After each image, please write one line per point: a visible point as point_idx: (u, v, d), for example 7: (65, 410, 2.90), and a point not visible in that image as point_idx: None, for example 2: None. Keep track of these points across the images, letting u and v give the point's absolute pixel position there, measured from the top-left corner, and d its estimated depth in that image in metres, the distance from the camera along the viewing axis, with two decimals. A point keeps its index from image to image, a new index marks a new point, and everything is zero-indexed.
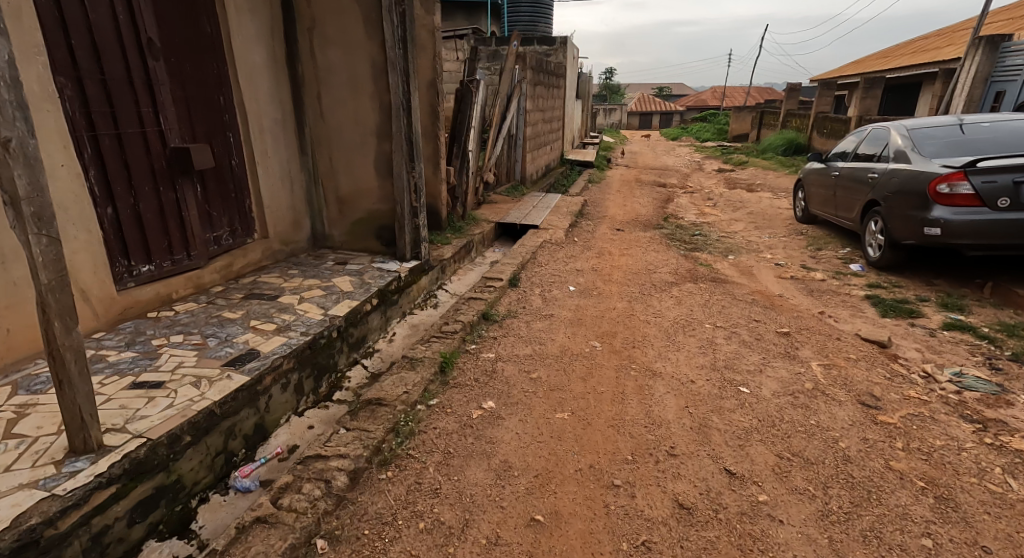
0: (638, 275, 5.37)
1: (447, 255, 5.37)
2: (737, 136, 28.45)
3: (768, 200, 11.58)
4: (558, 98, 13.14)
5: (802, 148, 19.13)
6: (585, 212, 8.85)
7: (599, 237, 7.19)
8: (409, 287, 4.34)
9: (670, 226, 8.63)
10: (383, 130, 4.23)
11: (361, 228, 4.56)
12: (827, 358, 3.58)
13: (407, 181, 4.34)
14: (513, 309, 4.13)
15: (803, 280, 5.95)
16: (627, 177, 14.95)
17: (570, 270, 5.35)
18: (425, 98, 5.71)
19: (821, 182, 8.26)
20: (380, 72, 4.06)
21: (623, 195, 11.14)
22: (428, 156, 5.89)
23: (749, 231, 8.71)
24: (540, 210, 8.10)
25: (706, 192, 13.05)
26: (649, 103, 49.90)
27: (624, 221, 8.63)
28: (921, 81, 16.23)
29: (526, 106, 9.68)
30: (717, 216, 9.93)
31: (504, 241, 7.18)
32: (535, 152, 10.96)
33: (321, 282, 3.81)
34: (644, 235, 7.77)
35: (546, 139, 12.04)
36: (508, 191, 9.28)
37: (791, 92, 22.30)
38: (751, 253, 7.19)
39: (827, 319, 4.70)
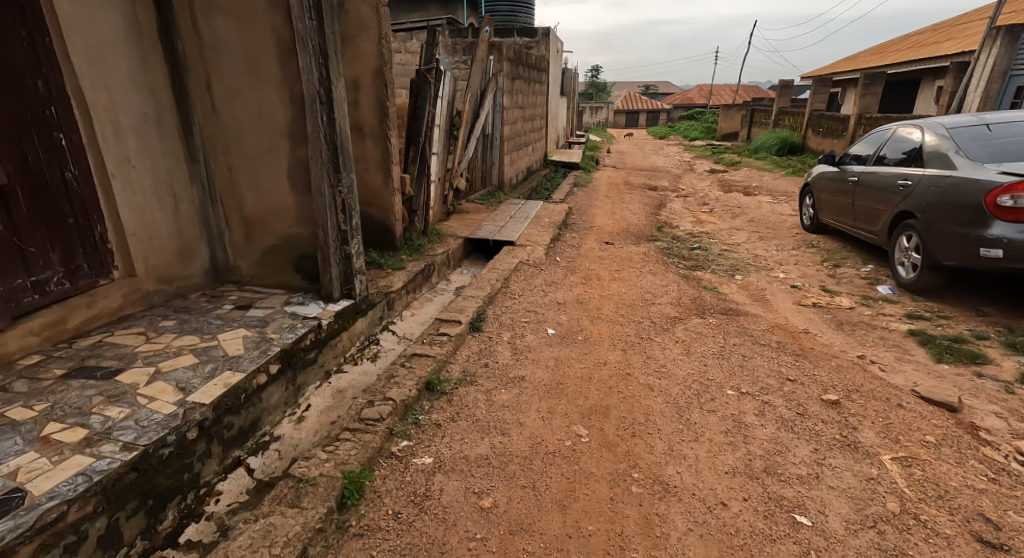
0: (634, 308, 4.38)
1: (396, 285, 4.33)
2: (727, 136, 27.69)
3: (768, 206, 10.68)
4: (540, 95, 12.17)
5: (797, 148, 18.34)
6: (569, 223, 7.85)
7: (586, 254, 6.20)
8: (334, 337, 3.30)
9: (666, 238, 7.66)
10: (296, 129, 3.18)
11: (276, 258, 3.50)
12: (900, 445, 2.60)
13: (332, 198, 3.29)
14: (472, 369, 3.12)
15: (828, 309, 5.00)
16: (615, 180, 14.00)
17: (550, 303, 4.34)
18: (370, 90, 4.65)
19: (834, 189, 7.33)
20: (286, 52, 3.02)
21: (612, 201, 10.18)
22: (377, 161, 4.84)
23: (753, 243, 7.77)
24: (518, 221, 7.08)
25: (700, 196, 12.13)
26: (636, 102, 49.16)
27: (614, 233, 7.65)
28: (921, 78, 15.49)
29: (503, 103, 8.67)
30: (716, 224, 8.99)
31: (473, 260, 6.15)
32: (515, 154, 9.96)
33: (198, 342, 2.72)
34: (637, 250, 6.79)
35: (527, 140, 11.05)
36: (483, 198, 8.27)
37: (784, 89, 21.53)
38: (760, 271, 6.23)
39: (871, 366, 3.75)
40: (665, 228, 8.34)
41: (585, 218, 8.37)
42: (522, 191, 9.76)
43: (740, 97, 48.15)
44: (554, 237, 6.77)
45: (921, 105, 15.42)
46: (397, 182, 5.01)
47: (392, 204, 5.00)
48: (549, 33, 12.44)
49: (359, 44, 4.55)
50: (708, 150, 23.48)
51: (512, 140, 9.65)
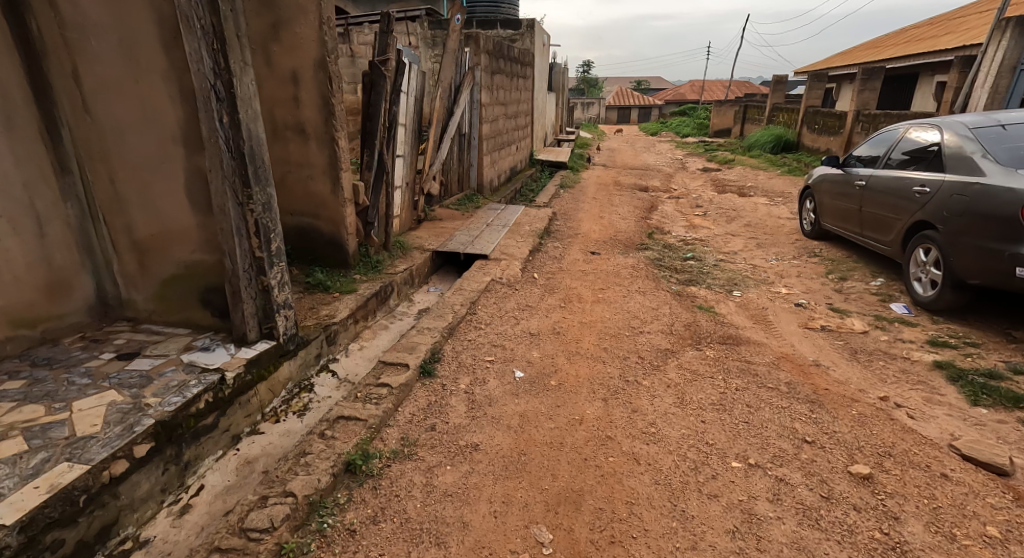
0: (618, 340, 3.78)
1: (340, 316, 3.69)
2: (720, 132, 27.17)
3: (765, 208, 10.13)
4: (525, 90, 11.57)
5: (792, 145, 17.81)
6: (552, 230, 7.23)
7: (567, 268, 5.59)
8: (246, 392, 2.66)
9: (656, 246, 7.07)
10: (188, 132, 2.54)
11: (178, 290, 2.86)
12: (956, 547, 2.00)
13: (241, 219, 2.66)
14: (412, 436, 2.49)
15: (838, 333, 4.43)
16: (605, 180, 13.42)
17: (520, 335, 3.73)
18: (313, 84, 4.00)
19: (836, 194, 6.79)
20: (171, 35, 2.38)
21: (599, 204, 9.58)
22: (322, 167, 4.21)
23: (751, 252, 7.20)
24: (494, 230, 6.45)
25: (693, 197, 11.57)
26: (628, 98, 48.58)
27: (601, 241, 7.05)
28: (918, 73, 15.00)
29: (482, 100, 8.04)
30: (710, 230, 8.42)
31: (442, 276, 5.52)
32: (496, 154, 9.34)
33: (42, 416, 2.12)
34: (624, 261, 6.20)
35: (511, 140, 10.43)
36: (459, 203, 7.66)
37: (778, 85, 20.99)
38: (759, 285, 5.68)
39: (897, 413, 3.16)
40: (656, 235, 7.75)
41: (571, 224, 7.75)
42: (504, 194, 9.15)
43: (733, 92, 47.73)
44: (534, 248, 6.15)
45: (919, 101, 14.93)
46: (347, 191, 4.37)
47: (342, 215, 4.37)
48: (534, 25, 11.82)
49: (297, 30, 3.89)
50: (701, 147, 22.94)
51: (492, 140, 9.04)
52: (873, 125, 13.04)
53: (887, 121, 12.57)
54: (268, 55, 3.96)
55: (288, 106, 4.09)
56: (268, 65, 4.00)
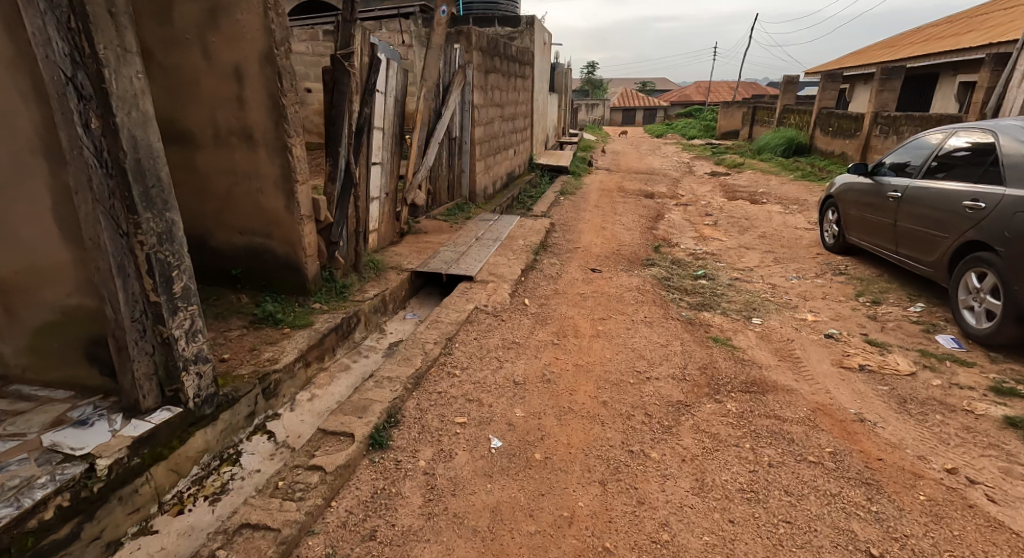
0: (621, 391, 3.15)
1: (286, 360, 3.05)
2: (728, 134, 26.51)
3: (779, 217, 9.48)
4: (524, 90, 10.97)
5: (804, 148, 17.16)
6: (549, 245, 6.60)
7: (564, 291, 4.96)
8: (131, 481, 2.02)
9: (664, 264, 6.44)
10: (48, 141, 1.93)
11: (56, 343, 2.24)
12: None
13: (125, 253, 2.03)
14: (342, 551, 1.90)
15: (880, 375, 3.78)
16: (610, 185, 12.81)
17: (503, 384, 3.11)
18: (259, 82, 3.37)
19: (865, 206, 6.14)
20: (13, 12, 1.79)
21: (603, 212, 8.96)
22: (275, 180, 3.60)
23: (768, 270, 6.55)
24: (484, 246, 5.82)
25: (702, 204, 10.94)
26: (634, 99, 47.93)
27: (603, 257, 6.42)
28: (939, 73, 14.33)
29: (474, 101, 7.43)
30: (722, 243, 7.78)
31: (422, 300, 4.89)
32: (491, 161, 8.73)
33: None
34: (629, 281, 5.57)
35: (507, 145, 9.82)
36: (447, 215, 7.05)
37: (789, 86, 20.31)
38: (781, 312, 5.05)
39: (973, 493, 2.52)
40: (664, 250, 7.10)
41: (570, 237, 7.12)
42: (500, 203, 8.53)
43: (740, 94, 47.06)
44: (527, 266, 5.52)
45: (939, 101, 14.31)
46: (305, 207, 3.74)
47: (299, 235, 3.74)
48: (534, 22, 11.19)
49: (238, 17, 3.25)
50: (708, 150, 22.29)
51: (487, 146, 8.44)
52: (893, 127, 12.38)
53: (907, 124, 11.92)
54: (205, 47, 3.32)
55: (231, 107, 3.45)
56: (206, 60, 3.36)
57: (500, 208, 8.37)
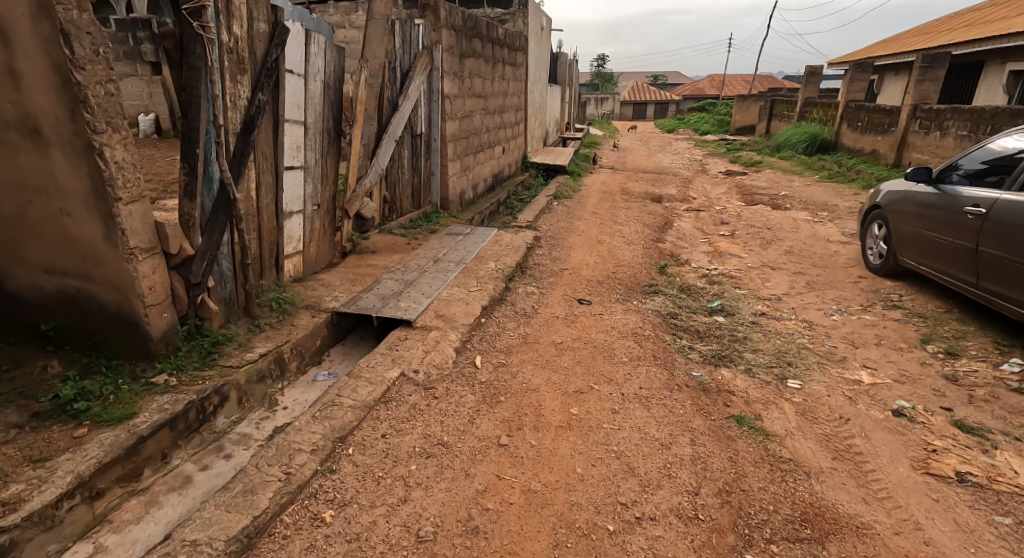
0: (593, 553, 1.95)
1: (34, 504, 1.86)
2: (743, 130, 25.14)
3: (806, 228, 8.34)
4: (516, 79, 9.79)
5: (828, 146, 15.88)
6: (528, 269, 5.42)
7: (536, 339, 3.80)
8: None
9: (671, 292, 5.24)
10: None
11: None
12: None
13: None
14: None
15: (989, 491, 2.55)
16: (613, 187, 11.62)
17: (402, 543, 1.91)
18: (35, 45, 2.17)
19: (929, 222, 5.01)
20: None
21: (602, 222, 7.79)
22: (84, 196, 2.42)
23: (800, 301, 5.32)
24: (441, 271, 4.62)
25: (717, 210, 9.73)
26: (644, 92, 46.48)
27: (596, 285, 5.24)
28: (986, 61, 13.61)
29: (445, 91, 6.22)
30: (740, 262, 6.56)
31: (346, 350, 3.69)
32: (470, 161, 7.53)
33: None
34: (627, 318, 4.42)
35: (491, 143, 8.63)
36: (408, 226, 5.87)
37: (811, 77, 18.94)
38: (822, 369, 3.83)
39: None
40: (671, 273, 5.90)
41: (558, 257, 5.95)
42: (479, 211, 7.35)
43: (754, 88, 45.61)
44: (494, 300, 4.32)
45: (983, 92, 13.66)
46: (136, 237, 2.53)
47: (129, 277, 2.54)
48: (528, 3, 9.95)
49: None
50: (720, 146, 21.00)
51: (465, 145, 7.24)
52: (937, 122, 11.40)
53: (953, 118, 10.91)
54: None
55: (3, 86, 2.27)
56: None
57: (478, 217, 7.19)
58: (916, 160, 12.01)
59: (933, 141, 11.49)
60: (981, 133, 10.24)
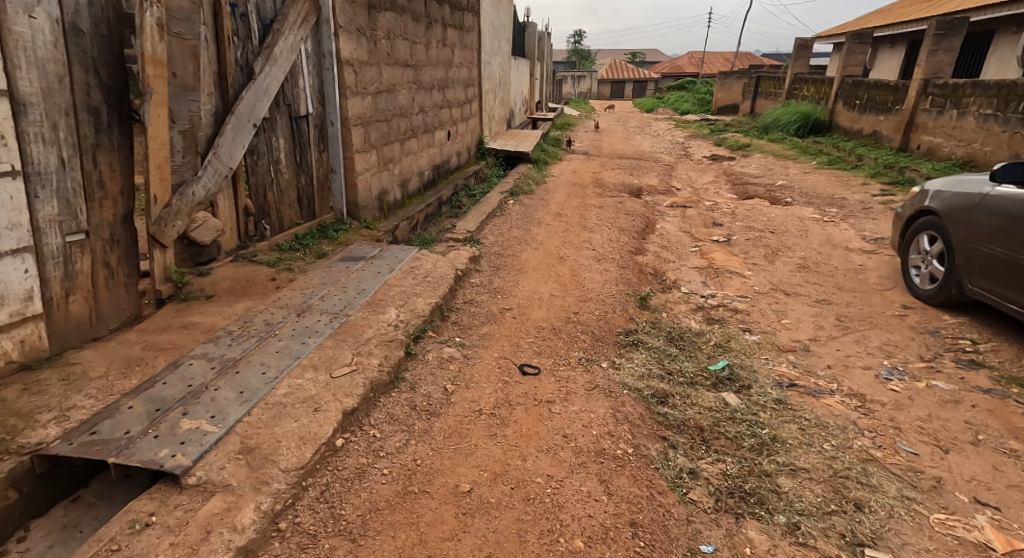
0: None
1: None
2: (725, 109, 23.74)
3: (816, 233, 6.95)
4: (463, 49, 8.08)
5: (821, 128, 14.53)
6: (453, 315, 3.78)
7: (426, 480, 2.17)
8: None
9: (656, 349, 3.73)
10: None
11: None
12: None
13: None
14: None
15: None
16: (586, 179, 10.06)
17: None
18: None
19: (1020, 242, 3.79)
20: None
21: (567, 233, 6.26)
22: None
23: (837, 355, 3.86)
24: (298, 336, 2.87)
25: (706, 210, 8.26)
26: (622, 70, 44.77)
27: (550, 339, 3.69)
28: (997, 30, 12.45)
29: (342, 55, 4.47)
30: (744, 287, 5.17)
31: (70, 520, 1.95)
32: (393, 152, 5.80)
33: None
34: (590, 408, 2.84)
35: (427, 129, 6.91)
36: (288, 247, 4.12)
37: (800, 50, 17.50)
38: (914, 514, 2.31)
39: None
40: (655, 314, 4.38)
41: (502, 290, 4.35)
42: (402, 218, 5.64)
43: (735, 65, 44.13)
44: (377, 389, 2.66)
45: (995, 66, 12.55)
46: None
47: None
48: None
49: None
50: (704, 128, 19.55)
51: (384, 131, 5.50)
52: (954, 98, 10.03)
53: (973, 94, 9.56)
54: None
55: None
56: None
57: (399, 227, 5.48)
58: (927, 144, 10.72)
59: (947, 121, 10.18)
60: (1010, 110, 8.90)
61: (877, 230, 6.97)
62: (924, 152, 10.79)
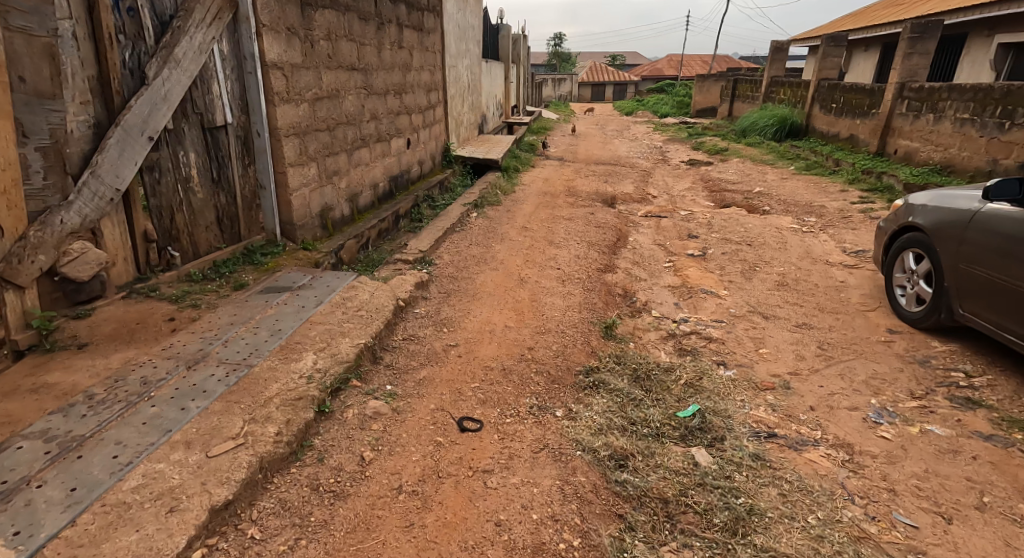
0: None
1: None
2: (704, 112, 23.58)
3: (795, 245, 6.61)
4: (421, 51, 7.61)
5: (798, 132, 14.34)
6: (387, 356, 3.29)
7: None
8: None
9: (619, 391, 3.30)
10: None
11: None
12: None
13: None
14: None
15: None
16: (558, 187, 9.65)
17: None
18: None
19: (1017, 265, 3.44)
20: None
21: (532, 250, 5.82)
22: None
23: (820, 393, 3.47)
24: (177, 400, 2.30)
25: (682, 220, 7.89)
26: (602, 73, 44.62)
27: (498, 383, 3.23)
28: (969, 33, 12.36)
29: (265, 58, 3.97)
30: (719, 311, 4.79)
31: None
32: (338, 164, 5.29)
33: None
34: (535, 480, 2.38)
35: (380, 137, 6.42)
36: (202, 277, 3.60)
37: (776, 53, 17.34)
38: None
39: None
40: (621, 347, 3.94)
41: (450, 322, 3.87)
42: (344, 239, 5.13)
43: (714, 67, 44.25)
44: (271, 466, 2.17)
45: (968, 69, 12.45)
46: None
47: None
48: None
49: None
50: (682, 131, 19.31)
51: (326, 141, 4.99)
52: (930, 102, 9.81)
53: (950, 98, 9.34)
54: None
55: None
56: None
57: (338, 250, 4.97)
58: (904, 148, 10.52)
59: (924, 125, 9.97)
60: (987, 115, 8.67)
61: (858, 240, 6.65)
62: (901, 157, 10.58)
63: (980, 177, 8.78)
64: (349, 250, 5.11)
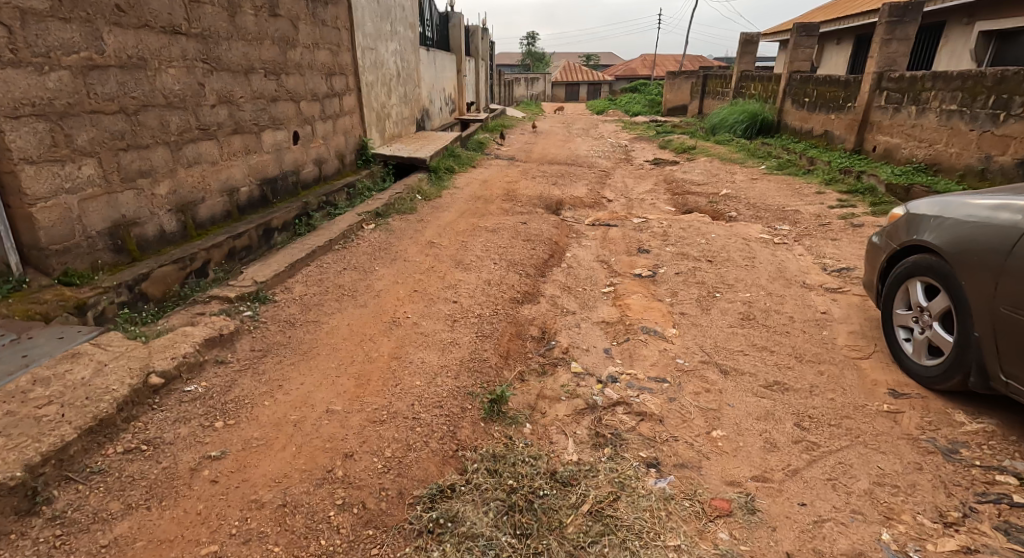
0: None
1: None
2: (673, 110, 22.54)
3: (766, 261, 5.40)
4: (309, 23, 6.18)
5: (769, 129, 13.29)
6: (62, 497, 1.96)
7: None
8: None
9: (474, 543, 1.97)
10: None
11: None
12: None
13: None
14: None
15: None
16: (496, 190, 8.32)
17: None
18: None
19: None
20: None
21: (429, 275, 4.48)
22: None
23: (801, 523, 2.20)
24: None
25: (634, 229, 6.65)
26: (574, 71, 43.57)
27: (262, 539, 1.88)
28: (946, 21, 11.44)
29: None
30: (662, 362, 3.52)
31: None
32: (150, 163, 3.88)
33: None
34: None
35: (240, 129, 5.01)
36: None
37: (745, 46, 16.32)
38: None
39: None
40: (508, 443, 2.62)
41: (238, 405, 2.50)
42: (151, 268, 3.72)
43: (686, 66, 43.58)
44: None
45: (947, 60, 11.54)
46: None
47: None
48: None
49: None
50: (649, 130, 18.23)
51: (117, 130, 3.58)
52: (912, 93, 8.75)
53: (933, 88, 8.28)
54: None
55: None
56: None
57: (135, 284, 3.55)
58: (883, 145, 9.48)
59: (905, 119, 8.92)
60: (977, 105, 7.60)
61: (839, 255, 5.46)
62: (880, 154, 9.53)
63: (970, 176, 7.71)
64: (155, 283, 3.71)
